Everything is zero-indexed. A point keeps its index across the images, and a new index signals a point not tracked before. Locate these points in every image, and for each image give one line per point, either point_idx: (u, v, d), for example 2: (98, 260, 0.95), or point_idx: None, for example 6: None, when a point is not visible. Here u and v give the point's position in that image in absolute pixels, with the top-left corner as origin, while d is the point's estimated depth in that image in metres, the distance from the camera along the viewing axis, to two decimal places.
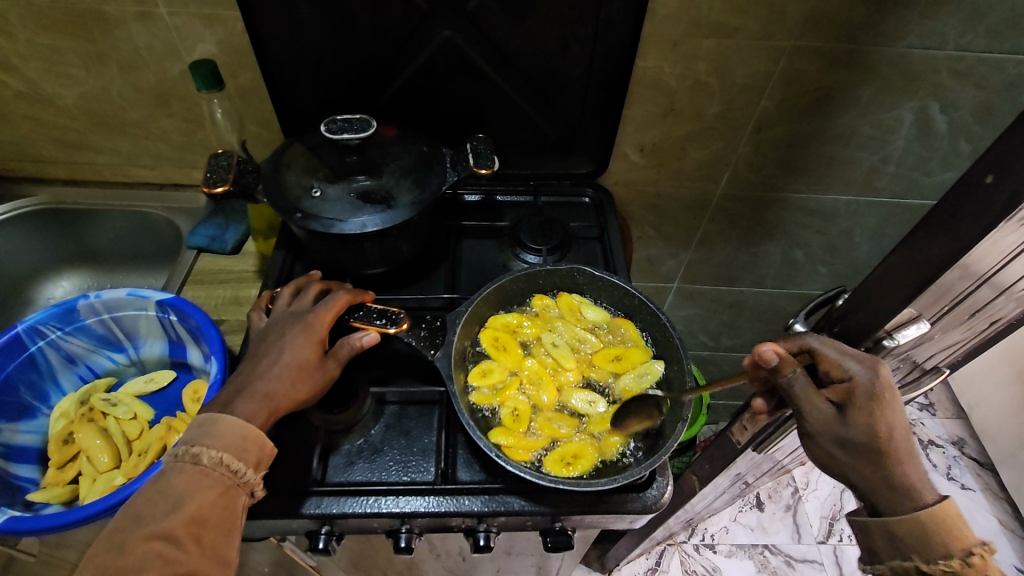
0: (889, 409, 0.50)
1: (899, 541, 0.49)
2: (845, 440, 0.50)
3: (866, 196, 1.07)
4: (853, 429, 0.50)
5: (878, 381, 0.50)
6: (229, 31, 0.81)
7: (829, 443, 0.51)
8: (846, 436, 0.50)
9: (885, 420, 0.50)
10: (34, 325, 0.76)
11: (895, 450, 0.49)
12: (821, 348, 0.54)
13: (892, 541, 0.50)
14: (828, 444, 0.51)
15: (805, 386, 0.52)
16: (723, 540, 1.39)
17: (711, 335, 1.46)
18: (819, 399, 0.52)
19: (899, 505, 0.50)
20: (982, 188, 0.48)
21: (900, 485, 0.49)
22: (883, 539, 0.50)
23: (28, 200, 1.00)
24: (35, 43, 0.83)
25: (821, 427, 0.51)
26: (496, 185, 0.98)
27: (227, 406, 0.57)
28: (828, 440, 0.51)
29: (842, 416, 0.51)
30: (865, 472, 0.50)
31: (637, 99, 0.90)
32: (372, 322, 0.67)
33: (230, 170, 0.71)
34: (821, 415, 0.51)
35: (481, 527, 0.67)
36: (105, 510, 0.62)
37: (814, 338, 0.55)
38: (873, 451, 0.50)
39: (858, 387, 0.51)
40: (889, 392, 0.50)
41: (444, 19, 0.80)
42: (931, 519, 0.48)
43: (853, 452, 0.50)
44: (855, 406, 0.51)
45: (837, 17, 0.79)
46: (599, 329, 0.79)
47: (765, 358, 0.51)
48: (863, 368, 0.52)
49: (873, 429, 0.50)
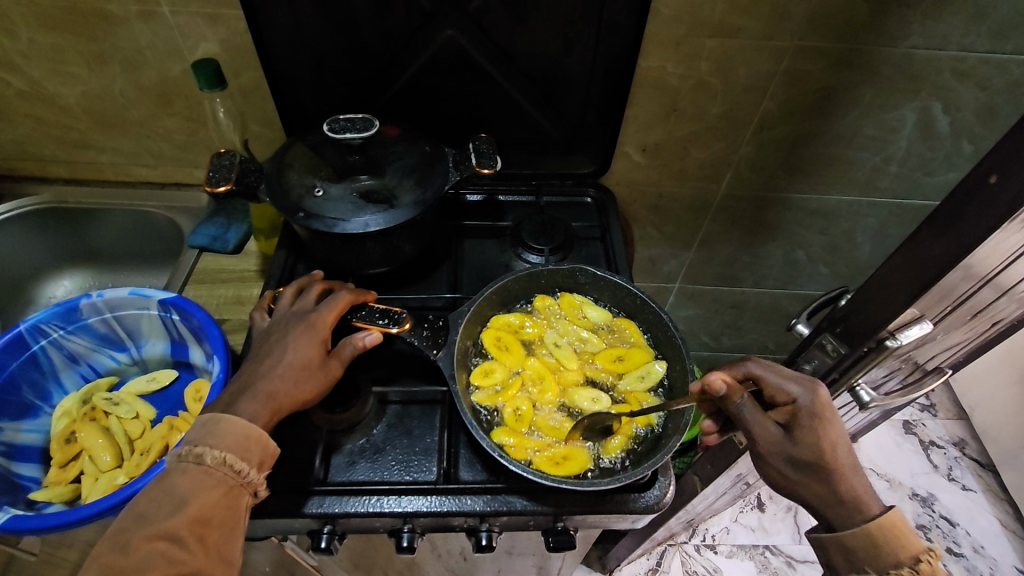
0: (830, 427, 0.55)
1: (854, 555, 0.52)
2: (794, 457, 0.56)
3: (868, 196, 1.07)
4: (800, 448, 0.56)
5: (818, 401, 0.56)
6: (231, 31, 0.81)
7: (780, 461, 0.57)
8: (794, 454, 0.56)
9: (827, 437, 0.55)
10: (36, 324, 0.76)
11: (840, 466, 0.54)
12: (762, 374, 0.59)
13: (847, 554, 0.53)
14: (780, 463, 0.57)
15: (752, 411, 0.58)
16: (724, 541, 1.39)
17: (712, 336, 1.46)
18: (767, 422, 0.57)
19: (850, 519, 0.53)
20: (986, 189, 0.48)
21: (848, 498, 0.54)
22: (840, 554, 0.53)
23: (30, 200, 1.00)
24: (37, 42, 0.83)
25: (770, 448, 0.57)
26: (498, 185, 0.98)
27: (230, 405, 0.57)
28: (779, 459, 0.57)
29: (788, 436, 0.57)
30: (815, 488, 0.55)
31: (640, 99, 0.90)
32: (374, 322, 0.67)
33: (233, 169, 0.71)
34: (769, 436, 0.57)
35: (484, 526, 0.67)
36: (108, 509, 0.62)
37: (755, 366, 0.60)
38: (820, 467, 0.55)
39: (801, 409, 0.57)
40: (828, 411, 0.55)
41: (446, 18, 0.80)
42: (879, 529, 0.51)
43: (801, 469, 0.56)
44: (800, 426, 0.56)
45: (840, 17, 0.79)
46: (600, 330, 0.79)
47: (714, 387, 0.57)
48: (804, 390, 0.57)
49: (818, 446, 0.55)
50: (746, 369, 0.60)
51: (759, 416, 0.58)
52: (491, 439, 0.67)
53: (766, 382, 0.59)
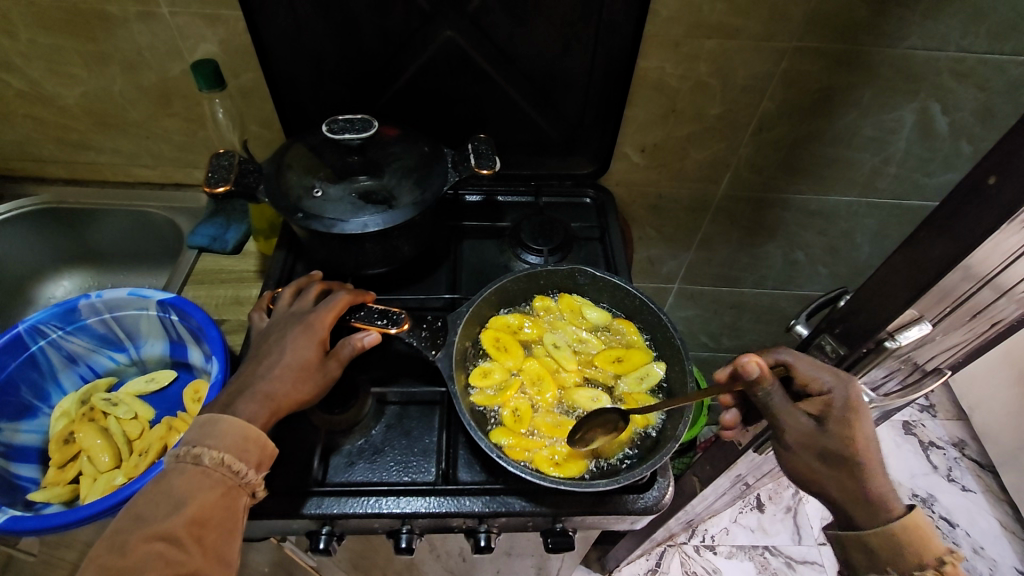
0: (863, 420, 0.54)
1: (875, 554, 0.52)
2: (827, 450, 0.54)
3: (867, 197, 1.07)
4: (833, 440, 0.54)
5: (852, 393, 0.55)
6: (230, 31, 0.81)
7: (810, 454, 0.54)
8: (828, 447, 0.54)
9: (860, 431, 0.54)
10: (35, 325, 0.76)
11: (871, 460, 0.53)
12: (795, 362, 0.57)
13: (869, 554, 0.53)
14: (810, 456, 0.54)
15: (783, 400, 0.56)
16: (724, 541, 1.39)
17: (712, 336, 1.46)
18: (799, 412, 0.55)
19: (873, 518, 0.53)
20: (984, 189, 0.48)
21: (874, 496, 0.53)
22: (861, 554, 0.53)
23: (29, 200, 1.00)
24: (37, 43, 0.83)
25: (802, 439, 0.55)
26: (498, 186, 0.98)
27: (228, 406, 0.57)
28: (810, 452, 0.54)
29: (821, 427, 0.55)
30: (846, 483, 0.53)
31: (639, 100, 0.90)
32: (373, 322, 0.67)
33: (232, 170, 0.71)
34: (801, 427, 0.55)
35: (482, 527, 0.67)
36: (106, 510, 0.62)
37: (788, 355, 0.58)
38: (852, 461, 0.53)
39: (834, 400, 0.55)
40: (862, 403, 0.54)
41: (445, 19, 0.80)
42: (903, 530, 0.51)
43: (832, 462, 0.54)
44: (835, 416, 0.55)
45: (839, 18, 0.79)
46: (599, 331, 0.79)
47: (749, 371, 0.55)
48: (837, 381, 0.56)
49: (851, 439, 0.53)
50: (778, 358, 0.58)
51: (789, 406, 0.55)
52: (489, 439, 0.67)
53: (799, 372, 0.57)
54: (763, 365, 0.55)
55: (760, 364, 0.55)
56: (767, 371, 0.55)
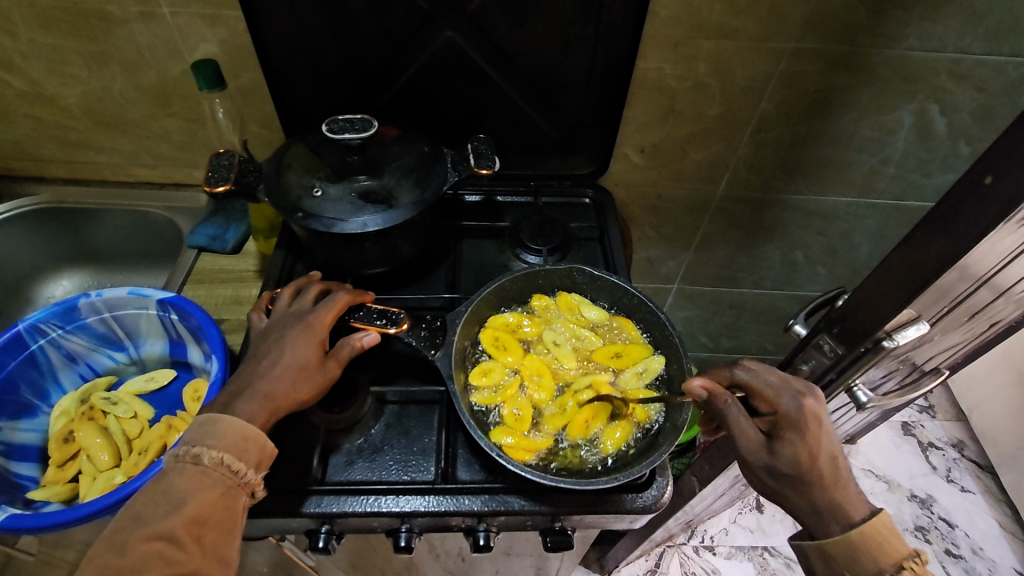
0: (811, 438, 0.55)
1: (836, 563, 0.53)
2: (773, 468, 0.56)
3: (866, 197, 1.07)
4: (779, 457, 0.56)
5: (802, 411, 0.56)
6: (230, 31, 0.81)
7: (761, 470, 0.57)
8: (773, 464, 0.56)
9: (808, 450, 0.55)
10: (34, 324, 0.76)
11: (817, 477, 0.54)
12: (751, 378, 0.59)
13: (828, 562, 0.54)
14: (761, 472, 0.57)
15: (738, 417, 0.58)
16: (723, 542, 1.39)
17: (711, 336, 1.46)
18: (749, 430, 0.57)
19: (831, 527, 0.54)
20: (980, 189, 0.48)
21: (826, 509, 0.54)
22: (821, 561, 0.54)
23: (28, 200, 1.01)
24: (37, 42, 0.83)
25: (749, 456, 0.57)
26: (497, 185, 0.98)
27: (227, 406, 0.57)
28: (758, 467, 0.57)
29: (769, 444, 0.57)
30: (792, 497, 0.56)
31: (638, 100, 0.90)
32: (372, 322, 0.67)
33: (231, 169, 0.71)
34: (750, 444, 0.57)
35: (481, 526, 0.67)
36: (106, 508, 0.62)
37: (744, 370, 0.60)
38: (797, 477, 0.55)
39: (784, 418, 0.56)
40: (813, 422, 0.55)
41: (445, 19, 0.80)
42: (859, 537, 0.52)
43: (780, 478, 0.56)
44: (783, 434, 0.56)
45: (837, 19, 0.79)
46: (599, 328, 0.80)
47: (697, 391, 0.60)
48: (791, 399, 0.57)
49: (795, 457, 0.55)
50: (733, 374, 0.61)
51: (742, 424, 0.57)
52: (489, 438, 0.67)
53: (755, 387, 0.59)
54: (710, 385, 0.60)
55: (705, 385, 0.60)
56: (718, 391, 0.59)
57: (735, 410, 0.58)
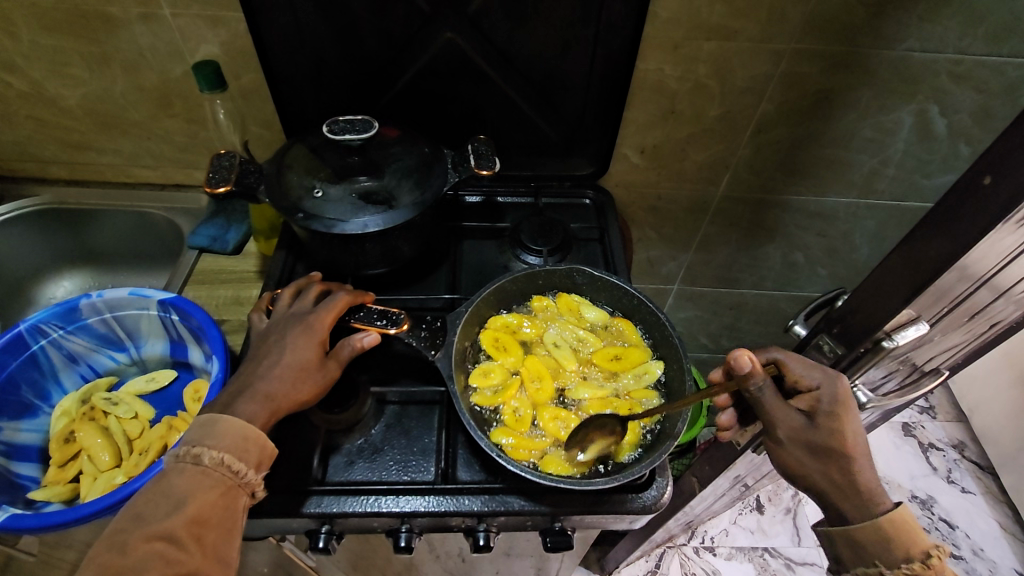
0: (850, 415, 0.56)
1: (862, 548, 0.55)
2: (814, 445, 0.56)
3: (866, 198, 1.07)
4: (822, 434, 0.56)
5: (839, 389, 0.57)
6: (232, 33, 0.81)
7: (800, 449, 0.57)
8: (816, 441, 0.56)
9: (848, 425, 0.56)
10: (36, 324, 0.77)
11: (857, 454, 0.55)
12: (786, 359, 0.60)
13: (856, 548, 0.55)
14: (800, 450, 0.57)
15: (773, 396, 0.58)
16: (723, 543, 1.39)
17: (711, 337, 1.46)
18: (788, 409, 0.58)
19: (865, 512, 0.55)
20: (980, 189, 0.48)
21: (862, 489, 0.55)
22: (848, 548, 0.56)
23: (30, 200, 1.01)
24: (38, 44, 0.83)
25: (791, 434, 0.57)
26: (497, 186, 0.98)
27: (227, 406, 0.57)
28: (797, 446, 0.57)
29: (809, 423, 0.57)
30: (835, 477, 0.56)
31: (638, 101, 0.90)
32: (372, 322, 0.67)
33: (233, 170, 0.72)
34: (792, 423, 0.57)
35: (481, 526, 0.67)
36: (106, 508, 0.62)
37: (779, 353, 0.61)
38: (839, 453, 0.55)
39: (823, 397, 0.57)
40: (850, 396, 0.56)
41: (445, 21, 0.80)
42: (890, 523, 0.54)
43: (821, 455, 0.56)
44: (824, 412, 0.57)
45: (837, 20, 0.79)
46: (599, 329, 0.80)
47: (740, 365, 0.57)
48: (826, 377, 0.58)
49: (839, 434, 0.55)
50: (770, 355, 0.62)
51: (781, 403, 0.58)
52: (490, 439, 0.67)
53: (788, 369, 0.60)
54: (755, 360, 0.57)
55: (752, 358, 0.57)
56: (757, 365, 0.58)
57: (770, 387, 0.58)
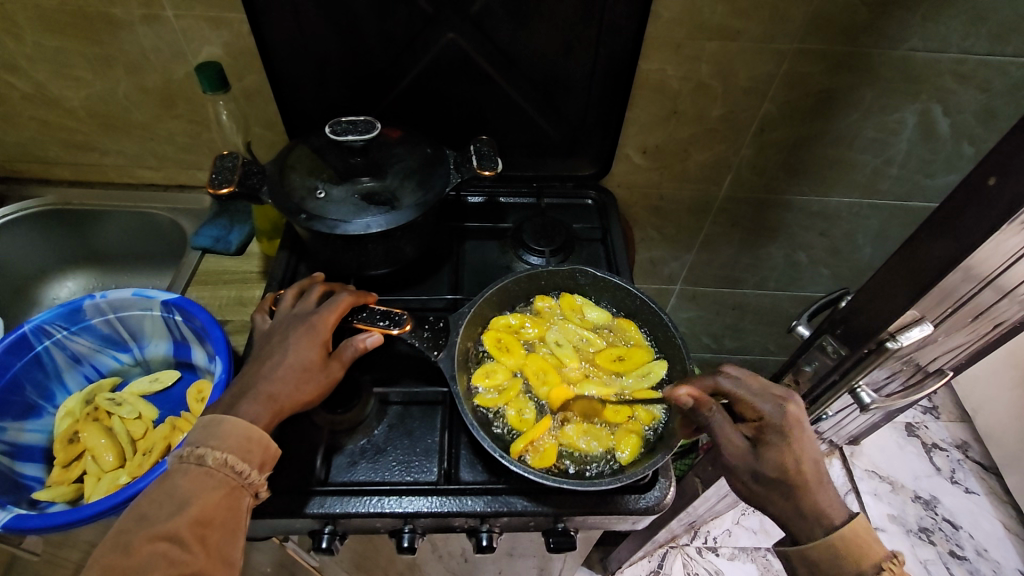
0: (796, 444, 0.55)
1: (817, 567, 0.54)
2: (758, 473, 0.57)
3: (869, 198, 1.07)
4: (763, 463, 0.56)
5: (786, 419, 0.56)
6: (234, 33, 0.81)
7: (746, 475, 0.58)
8: (759, 470, 0.56)
9: (793, 454, 0.55)
10: (40, 325, 0.77)
11: (803, 480, 0.55)
12: (731, 387, 0.59)
13: (811, 567, 0.54)
14: (746, 476, 0.58)
15: (720, 424, 0.59)
16: (726, 543, 1.39)
17: (714, 337, 1.46)
18: (734, 435, 0.58)
19: (813, 532, 0.55)
20: (984, 190, 0.48)
21: (811, 512, 0.55)
22: (804, 567, 0.55)
23: (34, 201, 1.01)
24: (42, 45, 0.84)
25: (735, 462, 0.58)
26: (500, 186, 0.98)
27: (231, 407, 0.57)
28: (744, 472, 0.58)
29: (753, 451, 0.57)
30: (779, 502, 0.56)
31: (641, 102, 0.90)
32: (375, 323, 0.67)
33: (236, 171, 0.72)
34: (736, 450, 0.58)
35: (484, 527, 0.67)
36: (111, 508, 0.62)
37: (726, 379, 0.59)
38: (783, 483, 0.55)
39: (769, 425, 0.57)
40: (798, 423, 0.56)
41: (448, 21, 0.81)
42: (840, 540, 0.53)
43: (765, 483, 0.57)
44: (768, 441, 0.57)
45: (840, 19, 0.79)
46: (600, 329, 0.80)
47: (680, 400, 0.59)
48: (773, 405, 0.57)
49: (780, 462, 0.55)
50: (716, 382, 0.60)
51: (727, 431, 0.58)
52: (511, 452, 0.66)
53: (734, 396, 0.59)
54: (697, 394, 0.59)
55: (689, 393, 0.58)
56: (699, 399, 0.59)
57: (718, 416, 0.59)
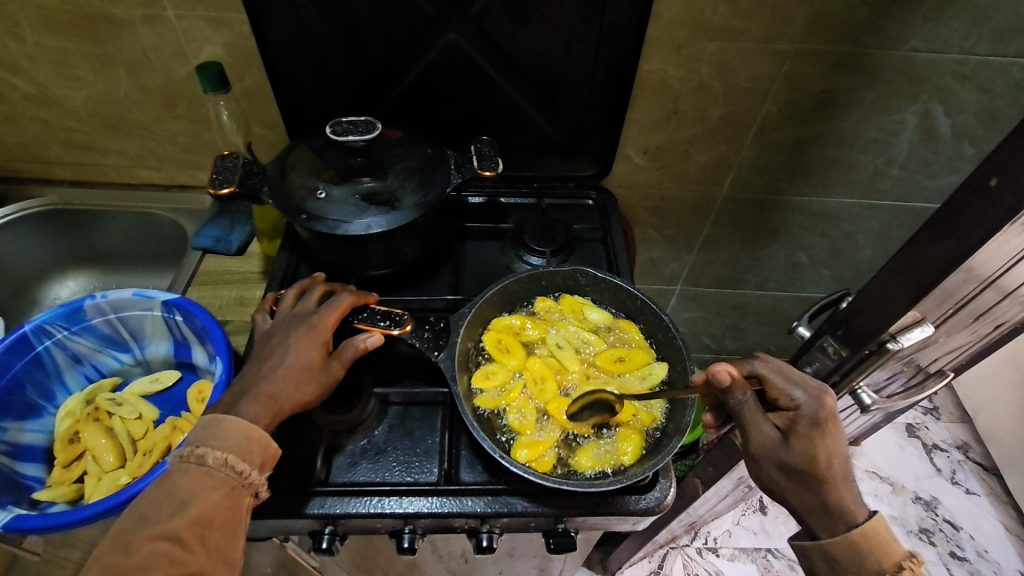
0: (828, 436, 0.55)
1: (836, 562, 0.53)
2: (786, 464, 0.56)
3: (870, 199, 1.07)
4: (793, 453, 0.56)
5: (821, 409, 0.56)
6: (235, 34, 0.81)
7: (772, 466, 0.57)
8: (787, 461, 0.56)
9: (824, 446, 0.55)
10: (41, 325, 0.77)
11: (831, 475, 0.54)
12: (769, 374, 0.60)
13: (830, 563, 0.54)
14: (772, 467, 0.57)
15: (751, 409, 0.58)
16: (726, 544, 1.39)
17: (715, 338, 1.46)
18: (765, 422, 0.58)
19: (836, 527, 0.54)
20: (986, 191, 0.48)
21: (834, 509, 0.54)
22: (822, 562, 0.54)
23: (35, 201, 1.01)
24: (43, 45, 0.84)
25: (762, 450, 0.57)
26: (500, 187, 0.98)
27: (231, 407, 0.57)
28: (770, 463, 0.57)
29: (783, 441, 0.57)
30: (804, 496, 0.56)
31: (642, 102, 0.90)
32: (375, 323, 0.67)
33: (237, 171, 0.72)
34: (765, 438, 0.57)
35: (484, 528, 0.67)
36: (111, 508, 0.62)
37: (763, 368, 0.61)
38: (811, 476, 0.55)
39: (802, 414, 0.57)
40: (832, 414, 0.56)
41: (449, 22, 0.81)
42: (863, 536, 0.52)
43: (792, 475, 0.56)
44: (799, 431, 0.56)
45: (842, 19, 0.79)
46: (601, 330, 0.80)
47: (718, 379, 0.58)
48: (809, 396, 0.57)
49: (809, 454, 0.55)
50: (752, 367, 0.62)
51: (759, 416, 0.58)
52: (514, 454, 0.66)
53: (770, 383, 0.60)
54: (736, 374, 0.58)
55: (730, 372, 0.58)
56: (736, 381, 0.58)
57: (750, 401, 0.58)
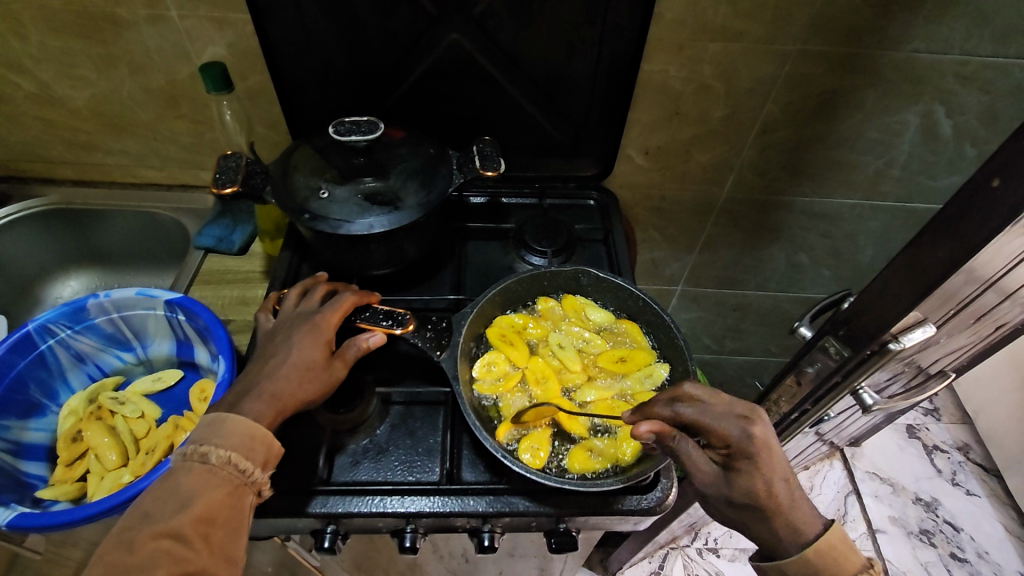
0: (764, 467, 0.54)
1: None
2: (731, 498, 0.55)
3: (871, 200, 1.07)
4: (735, 489, 0.55)
5: (753, 443, 0.54)
6: (238, 34, 0.81)
7: (719, 500, 0.56)
8: (731, 495, 0.55)
9: (762, 478, 0.54)
10: (44, 324, 0.77)
11: (775, 503, 0.54)
12: (694, 416, 0.57)
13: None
14: (719, 500, 0.56)
15: (689, 451, 0.57)
16: (726, 544, 1.39)
17: (715, 338, 1.46)
18: (703, 461, 0.56)
19: (787, 550, 0.54)
20: (987, 192, 0.48)
21: (783, 531, 0.54)
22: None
23: (38, 201, 1.01)
24: (47, 45, 0.84)
25: (707, 488, 0.56)
26: (502, 187, 0.99)
27: (234, 405, 0.57)
28: (717, 497, 0.56)
29: (725, 475, 0.56)
30: (754, 524, 0.55)
31: (644, 103, 0.90)
32: (378, 323, 0.67)
33: (239, 170, 0.72)
34: (706, 476, 0.56)
35: (486, 527, 0.67)
36: (114, 507, 0.63)
37: (686, 407, 0.58)
38: (755, 506, 0.54)
39: (737, 450, 0.55)
40: (766, 446, 0.54)
41: (451, 22, 0.81)
42: (817, 554, 0.53)
43: (738, 507, 0.55)
44: (737, 466, 0.55)
45: (843, 20, 0.79)
46: (602, 330, 0.80)
47: (645, 433, 0.57)
48: (740, 429, 0.55)
49: (752, 488, 0.54)
50: (676, 411, 0.58)
51: (696, 458, 0.57)
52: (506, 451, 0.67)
53: (700, 425, 0.57)
54: (659, 429, 0.57)
55: (652, 428, 0.57)
56: (662, 431, 0.57)
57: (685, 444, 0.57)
